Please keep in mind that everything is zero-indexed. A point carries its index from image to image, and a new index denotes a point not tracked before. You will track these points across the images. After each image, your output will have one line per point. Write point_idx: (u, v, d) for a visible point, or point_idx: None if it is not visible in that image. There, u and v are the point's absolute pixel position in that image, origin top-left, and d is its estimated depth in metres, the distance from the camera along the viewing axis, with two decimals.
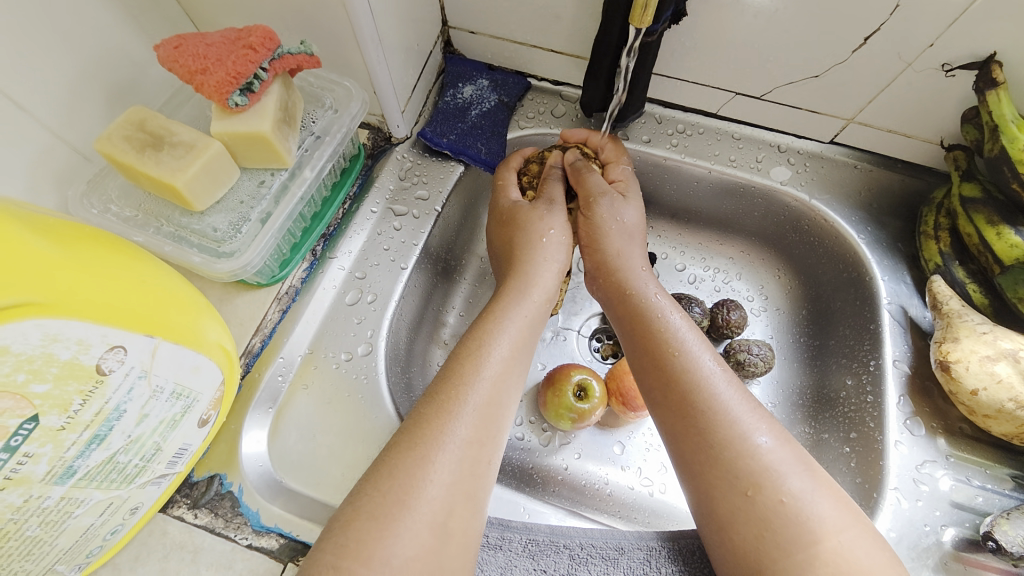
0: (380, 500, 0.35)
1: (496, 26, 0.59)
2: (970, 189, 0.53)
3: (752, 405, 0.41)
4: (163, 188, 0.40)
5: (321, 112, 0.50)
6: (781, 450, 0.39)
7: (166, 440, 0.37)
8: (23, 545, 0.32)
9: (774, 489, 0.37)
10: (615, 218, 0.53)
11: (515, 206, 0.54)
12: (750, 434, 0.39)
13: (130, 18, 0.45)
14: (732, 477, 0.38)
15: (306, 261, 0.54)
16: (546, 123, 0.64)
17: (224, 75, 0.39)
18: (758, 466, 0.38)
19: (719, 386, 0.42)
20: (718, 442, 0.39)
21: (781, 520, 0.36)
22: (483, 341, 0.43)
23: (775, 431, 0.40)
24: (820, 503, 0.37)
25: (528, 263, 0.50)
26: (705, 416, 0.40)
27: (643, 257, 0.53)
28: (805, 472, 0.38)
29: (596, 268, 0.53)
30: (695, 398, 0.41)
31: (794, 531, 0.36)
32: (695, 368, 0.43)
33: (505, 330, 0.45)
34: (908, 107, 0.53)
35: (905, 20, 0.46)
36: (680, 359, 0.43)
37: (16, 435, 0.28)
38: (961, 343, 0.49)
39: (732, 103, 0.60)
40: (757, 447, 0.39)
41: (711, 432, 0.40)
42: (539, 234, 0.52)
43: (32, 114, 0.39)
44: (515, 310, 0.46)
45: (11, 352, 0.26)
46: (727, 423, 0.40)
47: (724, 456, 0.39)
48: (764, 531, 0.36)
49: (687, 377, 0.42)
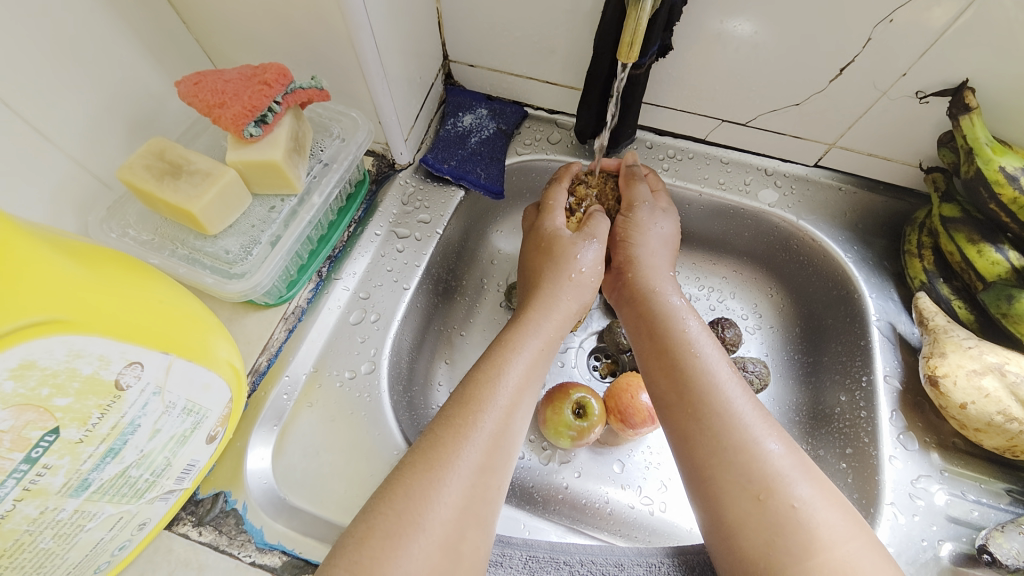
0: (394, 517, 0.36)
1: (494, 59, 0.63)
2: (950, 209, 0.55)
3: (763, 413, 0.42)
4: (180, 213, 0.43)
5: (329, 141, 0.53)
6: (791, 457, 0.40)
7: (176, 455, 0.38)
8: (36, 557, 0.33)
9: (785, 494, 0.38)
10: (652, 225, 0.56)
11: (555, 234, 0.54)
12: (762, 440, 0.40)
13: (153, 56, 0.48)
14: (745, 480, 0.39)
15: (312, 282, 0.56)
16: (542, 149, 0.67)
17: (241, 108, 0.42)
18: (769, 470, 0.39)
19: (734, 390, 0.43)
20: (733, 444, 0.40)
21: (792, 524, 0.37)
22: (498, 368, 0.45)
23: (783, 438, 0.41)
24: (828, 510, 0.38)
25: (549, 296, 0.51)
26: (719, 418, 0.41)
27: (670, 266, 0.56)
28: (812, 480, 0.39)
29: (622, 267, 0.55)
30: (711, 400, 0.42)
31: (803, 536, 0.36)
32: (711, 371, 0.44)
33: (519, 359, 0.46)
34: (886, 132, 0.56)
35: (877, 52, 0.49)
36: (698, 361, 0.45)
37: (37, 447, 0.29)
38: (948, 357, 0.50)
39: (719, 129, 0.63)
40: (768, 452, 0.40)
41: (725, 434, 0.41)
42: (571, 269, 0.53)
43: (58, 145, 0.42)
44: (531, 340, 0.48)
45: (37, 367, 0.28)
46: (741, 426, 0.41)
47: (737, 459, 0.40)
48: (775, 536, 0.37)
49: (705, 379, 0.44)
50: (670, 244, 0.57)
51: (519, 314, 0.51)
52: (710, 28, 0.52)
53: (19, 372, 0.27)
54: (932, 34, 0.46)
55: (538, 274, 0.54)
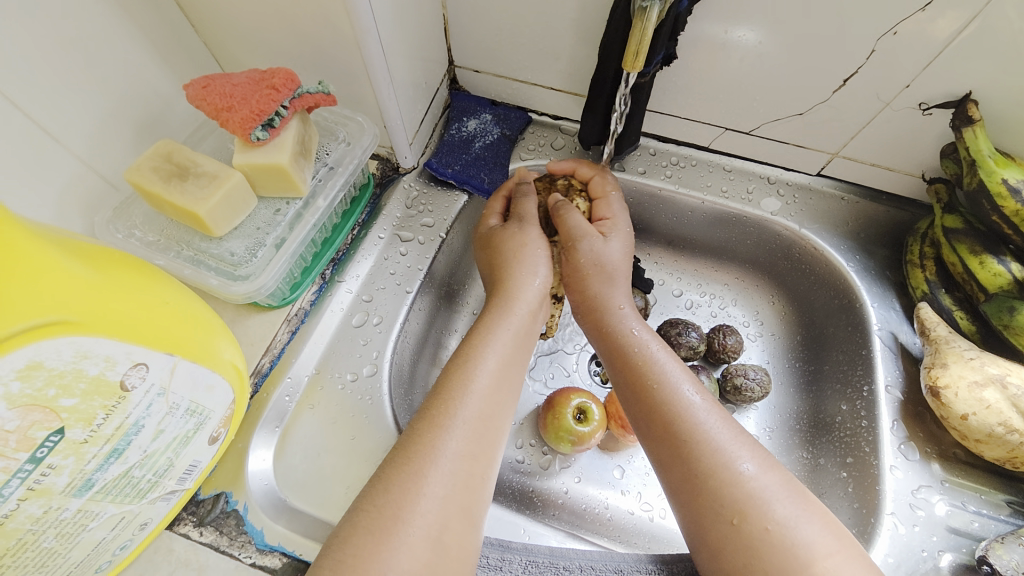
0: (376, 514, 0.36)
1: (499, 65, 0.63)
2: (952, 220, 0.55)
3: (735, 433, 0.42)
4: (185, 215, 0.43)
5: (335, 145, 0.53)
6: (765, 476, 0.40)
7: (179, 456, 0.39)
8: (38, 556, 0.33)
9: (760, 516, 0.38)
10: (598, 256, 0.53)
11: (490, 233, 0.56)
12: (732, 462, 0.40)
13: (161, 59, 0.49)
14: (717, 505, 0.39)
15: (316, 284, 0.56)
16: (546, 155, 0.67)
17: (249, 112, 0.42)
18: (741, 493, 0.39)
19: (702, 415, 0.43)
20: (703, 470, 0.40)
21: (767, 547, 0.37)
22: (470, 358, 0.45)
23: (759, 456, 0.41)
24: (805, 528, 0.37)
25: (513, 280, 0.51)
26: (688, 446, 0.41)
27: (627, 294, 0.54)
28: (791, 498, 0.39)
29: (579, 301, 0.54)
30: (678, 429, 0.42)
31: (779, 558, 0.36)
32: (675, 398, 0.44)
33: (496, 348, 0.46)
34: (890, 142, 0.56)
35: (881, 63, 0.50)
36: (661, 391, 0.45)
37: (42, 447, 0.30)
38: (949, 369, 0.50)
39: (723, 137, 0.64)
40: (740, 474, 0.39)
41: (694, 461, 0.41)
42: (517, 247, 0.53)
43: (67, 146, 0.42)
44: (500, 326, 0.48)
45: (44, 367, 0.28)
46: (709, 452, 0.41)
47: (710, 485, 0.40)
48: (752, 559, 0.37)
49: (669, 409, 0.43)
50: (622, 268, 0.55)
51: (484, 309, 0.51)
52: (714, 37, 0.53)
53: (26, 372, 0.27)
54: (936, 46, 0.47)
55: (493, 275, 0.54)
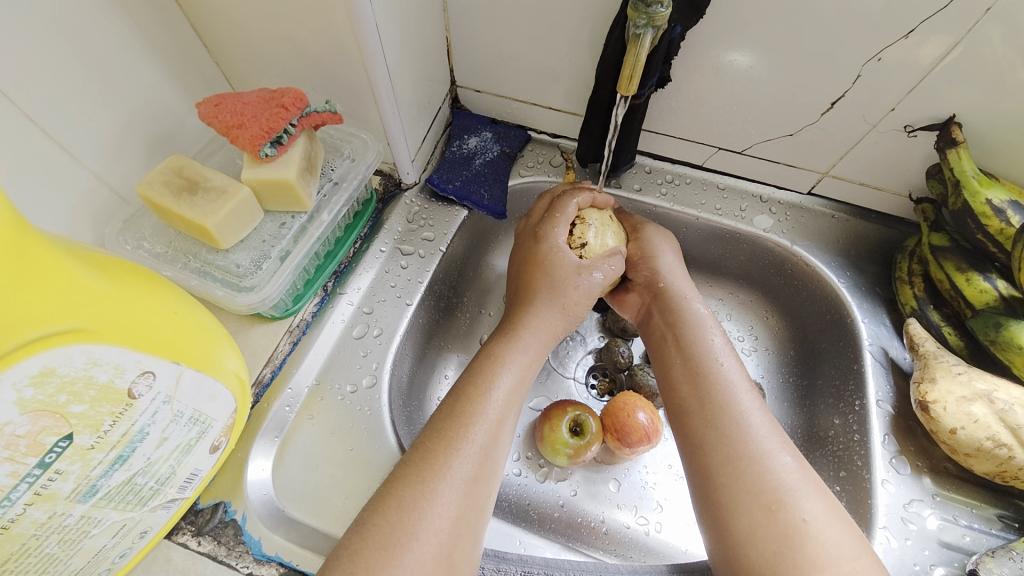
0: (388, 530, 0.36)
1: (500, 86, 0.65)
2: (938, 238, 0.57)
3: (776, 428, 0.44)
4: (194, 228, 0.44)
5: (339, 161, 0.55)
6: (801, 472, 0.41)
7: (181, 464, 0.39)
8: (40, 563, 0.34)
9: (796, 506, 0.39)
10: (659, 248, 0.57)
11: (559, 249, 0.53)
12: (775, 453, 0.41)
13: (175, 79, 0.51)
14: (756, 490, 0.40)
15: (317, 296, 0.57)
16: (544, 172, 0.69)
17: (258, 130, 0.44)
18: (782, 482, 0.40)
19: (752, 404, 0.44)
20: (747, 455, 0.41)
21: (800, 537, 0.38)
22: (486, 380, 0.45)
23: (796, 454, 0.42)
24: (835, 527, 0.38)
25: (537, 304, 0.52)
26: (736, 428, 0.43)
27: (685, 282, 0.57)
28: (820, 496, 0.40)
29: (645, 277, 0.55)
30: (729, 410, 0.44)
31: (809, 549, 0.37)
32: (731, 383, 0.45)
33: (508, 373, 0.47)
34: (876, 163, 0.58)
35: (865, 87, 0.52)
36: (720, 372, 0.46)
37: (50, 452, 0.30)
38: (938, 383, 0.51)
39: (716, 157, 0.66)
40: (781, 465, 0.41)
41: (740, 444, 0.42)
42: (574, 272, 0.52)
43: (81, 160, 0.44)
44: (517, 356, 0.48)
45: (57, 374, 0.29)
46: (756, 438, 0.42)
47: (751, 470, 0.40)
48: (782, 549, 0.37)
49: (725, 390, 0.45)
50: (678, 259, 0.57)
51: (501, 329, 0.52)
52: (707, 60, 0.55)
53: (39, 379, 0.28)
54: (920, 70, 0.49)
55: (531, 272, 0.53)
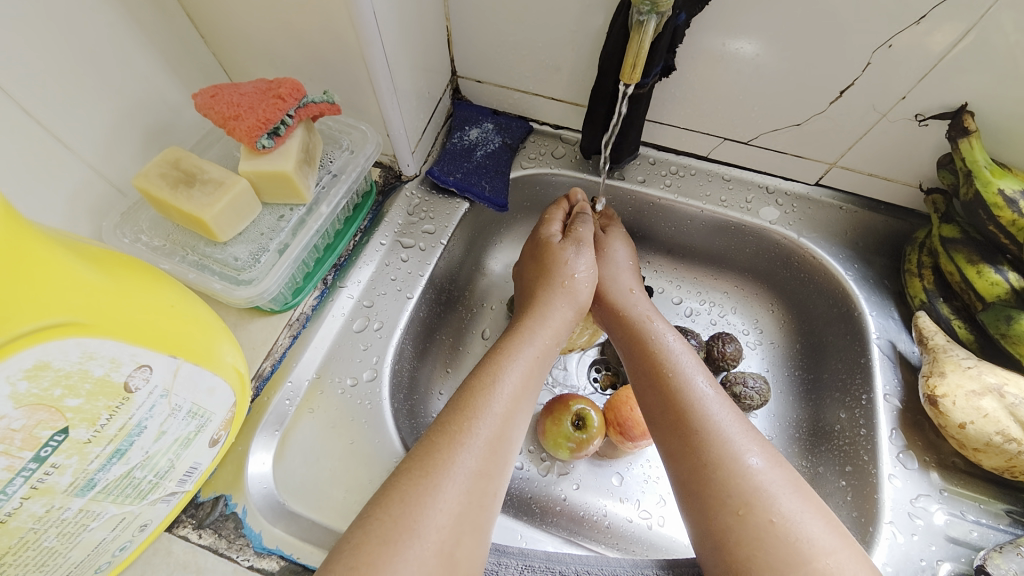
0: (391, 524, 0.36)
1: (501, 76, 0.64)
2: (949, 229, 0.56)
3: (746, 428, 0.43)
4: (191, 221, 0.44)
5: (338, 153, 0.55)
6: (774, 471, 0.40)
7: (180, 458, 0.39)
8: (39, 556, 0.34)
9: (765, 509, 0.38)
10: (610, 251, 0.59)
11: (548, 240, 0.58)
12: (742, 455, 0.41)
13: (171, 69, 0.50)
14: (723, 496, 0.39)
15: (317, 289, 0.57)
16: (546, 163, 0.68)
17: (255, 121, 0.43)
18: (749, 485, 0.39)
19: (714, 406, 0.44)
20: (711, 460, 0.41)
21: (772, 540, 0.37)
22: (493, 375, 0.46)
23: (767, 452, 0.42)
24: (811, 525, 0.37)
25: (544, 304, 0.53)
26: (697, 435, 0.42)
27: (639, 288, 0.57)
28: (798, 494, 0.39)
29: (597, 296, 0.57)
30: (690, 418, 0.43)
31: (782, 551, 0.36)
32: (689, 389, 0.45)
33: (516, 365, 0.47)
34: (886, 153, 0.57)
35: (875, 75, 0.50)
36: (674, 379, 0.46)
37: (46, 446, 0.30)
38: (947, 377, 0.51)
39: (721, 147, 0.64)
40: (748, 468, 0.40)
41: (704, 451, 0.41)
42: (562, 277, 0.55)
43: (76, 152, 0.43)
44: (525, 349, 0.49)
45: (51, 368, 0.29)
46: (718, 443, 0.41)
47: (717, 475, 0.40)
48: (754, 553, 0.37)
49: (683, 397, 0.45)
50: (628, 268, 0.59)
51: (511, 327, 0.53)
52: (712, 49, 0.54)
53: (33, 372, 0.28)
54: (931, 58, 0.47)
55: (533, 283, 0.56)
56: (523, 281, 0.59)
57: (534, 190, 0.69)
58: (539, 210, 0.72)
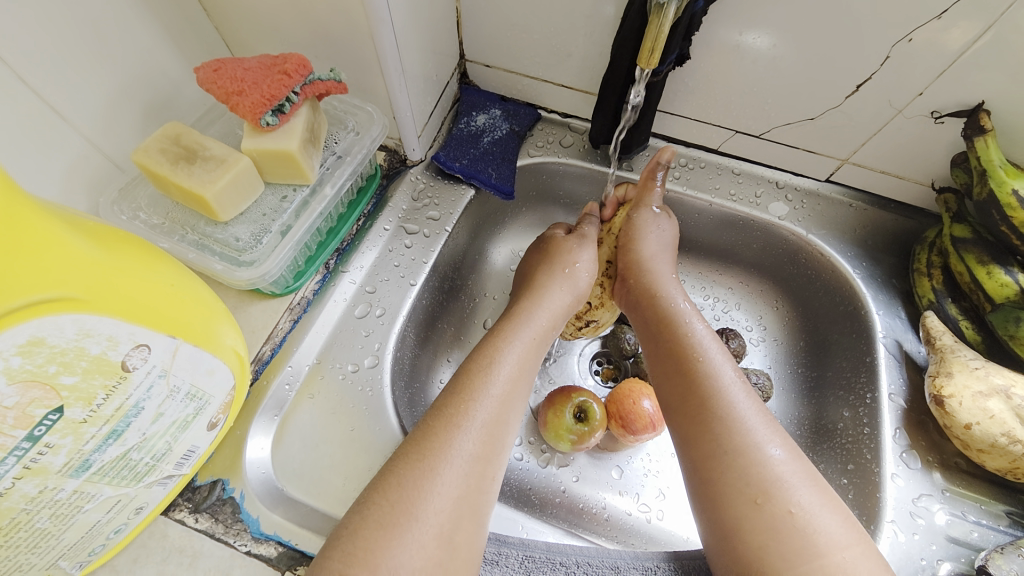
0: (387, 508, 0.35)
1: (511, 61, 0.63)
2: (960, 229, 0.55)
3: (768, 419, 0.42)
4: (191, 198, 0.43)
5: (343, 134, 0.53)
6: (794, 463, 0.40)
7: (177, 441, 0.38)
8: (31, 537, 0.33)
9: (784, 499, 0.38)
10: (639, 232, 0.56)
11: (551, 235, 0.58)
12: (764, 445, 0.40)
13: (172, 42, 0.48)
14: (742, 484, 0.39)
15: (319, 273, 0.56)
16: (554, 152, 0.67)
17: (259, 97, 0.42)
18: (769, 475, 0.39)
19: (738, 394, 0.43)
20: (734, 447, 0.40)
21: (788, 530, 0.37)
22: (490, 357, 0.45)
23: (788, 445, 0.41)
24: (827, 518, 0.37)
25: (543, 287, 0.53)
26: (721, 421, 0.41)
27: (672, 268, 0.56)
28: (815, 487, 0.39)
29: (625, 271, 0.56)
30: (714, 404, 0.42)
31: (797, 542, 0.36)
32: (715, 375, 0.44)
33: (513, 348, 0.46)
34: (900, 151, 0.56)
35: (894, 70, 0.49)
36: (702, 364, 0.45)
37: (41, 425, 0.29)
38: (954, 378, 0.50)
39: (733, 140, 0.63)
40: (769, 457, 0.39)
41: (725, 438, 0.41)
42: (563, 264, 0.54)
43: (73, 125, 0.42)
44: (522, 332, 0.48)
45: (46, 344, 0.28)
46: (742, 431, 0.41)
47: (737, 463, 0.39)
48: (769, 542, 0.36)
49: (709, 383, 0.44)
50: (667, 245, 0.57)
51: (511, 309, 0.52)
52: (728, 40, 0.52)
53: (27, 348, 0.27)
54: (950, 55, 0.46)
55: (537, 267, 0.56)
56: (523, 267, 0.59)
57: (541, 179, 0.68)
58: (545, 199, 0.71)
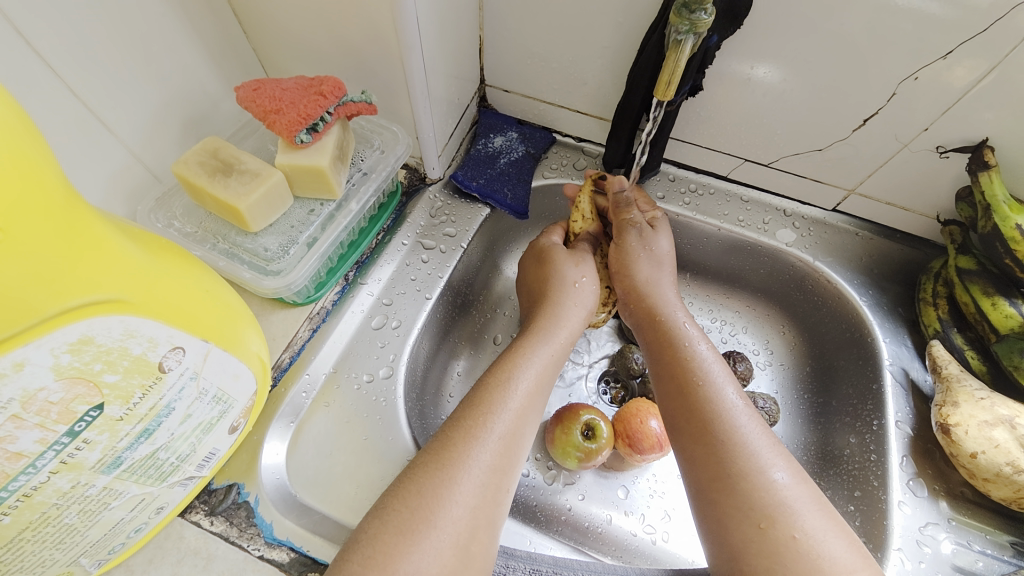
0: (408, 515, 0.36)
1: (528, 87, 0.65)
2: (965, 261, 0.56)
3: (772, 441, 0.43)
4: (225, 209, 0.45)
5: (370, 152, 0.56)
6: (799, 487, 0.40)
7: (201, 442, 0.40)
8: (58, 533, 0.34)
9: (788, 524, 0.38)
10: (642, 249, 0.57)
11: (551, 247, 0.59)
12: (768, 469, 0.41)
13: (212, 62, 0.51)
14: (746, 508, 0.39)
15: (339, 285, 0.57)
16: (567, 174, 0.69)
17: (295, 116, 0.44)
18: (773, 499, 0.39)
19: (741, 417, 0.44)
20: (737, 471, 0.41)
21: (792, 554, 0.37)
22: (509, 372, 0.46)
23: (793, 467, 0.42)
24: (833, 543, 0.38)
25: (556, 304, 0.54)
26: (724, 443, 0.42)
27: (675, 287, 0.57)
28: (820, 511, 0.39)
29: (627, 292, 0.56)
30: (718, 426, 0.43)
31: (803, 566, 0.36)
32: (718, 398, 0.45)
33: (531, 365, 0.48)
34: (905, 183, 0.58)
35: (897, 107, 0.51)
36: (705, 387, 0.46)
37: (81, 421, 0.31)
38: (960, 407, 0.51)
39: (741, 168, 0.65)
40: (774, 482, 0.40)
41: (729, 460, 0.41)
42: (569, 278, 0.56)
43: (119, 137, 0.44)
44: (542, 349, 0.49)
45: (94, 343, 0.29)
46: (746, 454, 0.41)
47: (741, 486, 0.40)
48: (773, 565, 0.37)
49: (712, 406, 0.44)
50: (666, 263, 0.57)
51: (526, 327, 0.53)
52: (738, 72, 0.55)
53: (76, 346, 0.28)
54: (953, 93, 0.48)
55: (541, 287, 0.57)
56: (527, 280, 0.60)
57: (553, 201, 0.70)
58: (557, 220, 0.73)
